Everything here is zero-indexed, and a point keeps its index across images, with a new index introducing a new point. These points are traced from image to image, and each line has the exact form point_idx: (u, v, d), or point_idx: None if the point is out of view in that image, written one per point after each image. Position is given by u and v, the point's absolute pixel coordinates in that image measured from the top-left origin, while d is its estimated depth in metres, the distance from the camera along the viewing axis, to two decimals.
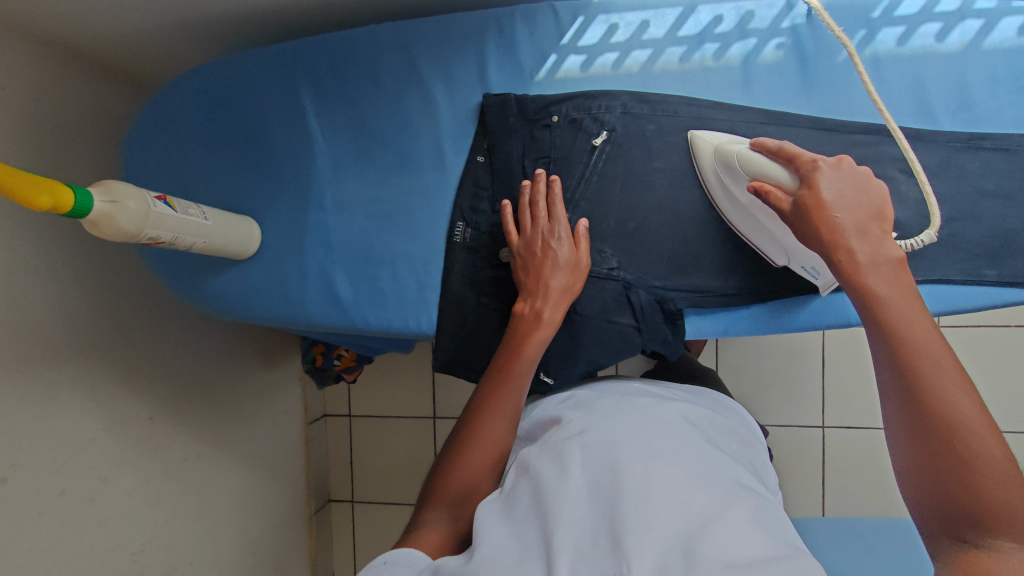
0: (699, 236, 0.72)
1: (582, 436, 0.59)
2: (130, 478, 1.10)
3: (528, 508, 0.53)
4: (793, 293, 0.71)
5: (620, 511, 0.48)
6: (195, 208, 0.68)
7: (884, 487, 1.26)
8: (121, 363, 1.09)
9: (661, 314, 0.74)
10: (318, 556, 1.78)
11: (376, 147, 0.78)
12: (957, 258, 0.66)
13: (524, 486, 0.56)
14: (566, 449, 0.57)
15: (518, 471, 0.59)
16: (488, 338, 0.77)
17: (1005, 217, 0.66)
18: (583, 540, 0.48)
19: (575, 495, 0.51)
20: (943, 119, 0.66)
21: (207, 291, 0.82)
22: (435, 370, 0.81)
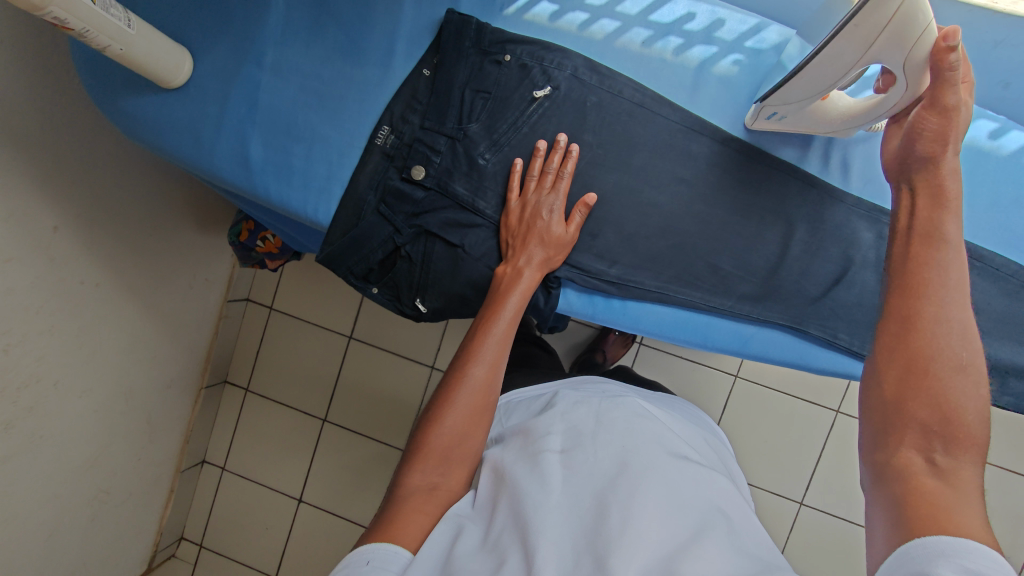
0: (601, 215, 0.73)
1: (563, 449, 0.63)
2: (15, 278, 1.06)
3: (506, 524, 0.57)
4: (661, 299, 0.73)
5: (605, 534, 0.53)
6: (118, 10, 0.66)
7: None
8: (41, 164, 1.05)
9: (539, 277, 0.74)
10: (196, 430, 1.77)
11: (330, 24, 0.77)
12: (821, 318, 0.73)
13: (501, 500, 0.60)
14: (543, 460, 0.61)
15: (495, 482, 0.63)
16: (375, 246, 0.77)
17: (870, 293, 0.72)
18: (565, 558, 0.53)
19: (554, 511, 0.56)
20: (854, 183, 0.71)
21: (122, 109, 0.79)
22: (318, 263, 0.80)
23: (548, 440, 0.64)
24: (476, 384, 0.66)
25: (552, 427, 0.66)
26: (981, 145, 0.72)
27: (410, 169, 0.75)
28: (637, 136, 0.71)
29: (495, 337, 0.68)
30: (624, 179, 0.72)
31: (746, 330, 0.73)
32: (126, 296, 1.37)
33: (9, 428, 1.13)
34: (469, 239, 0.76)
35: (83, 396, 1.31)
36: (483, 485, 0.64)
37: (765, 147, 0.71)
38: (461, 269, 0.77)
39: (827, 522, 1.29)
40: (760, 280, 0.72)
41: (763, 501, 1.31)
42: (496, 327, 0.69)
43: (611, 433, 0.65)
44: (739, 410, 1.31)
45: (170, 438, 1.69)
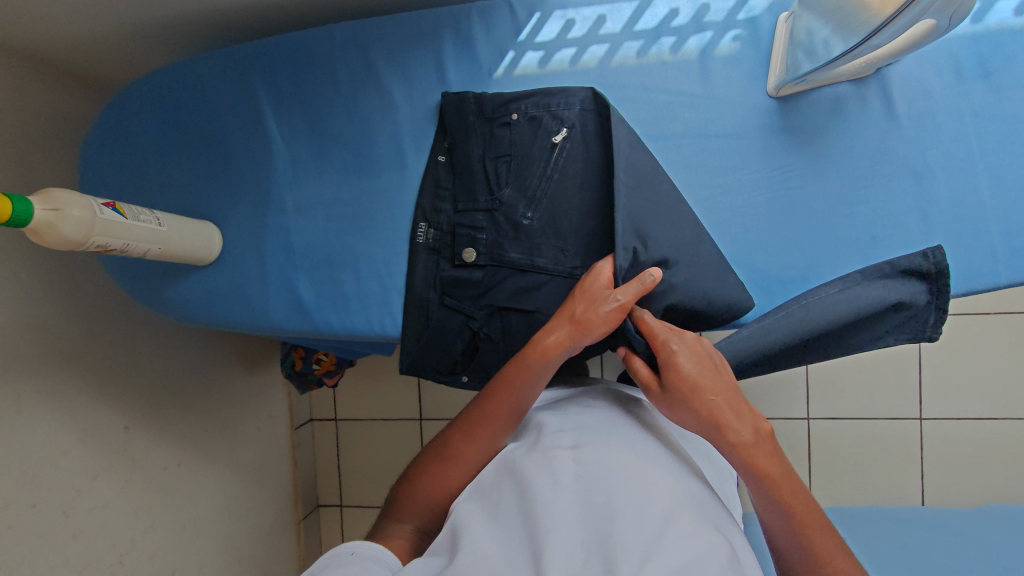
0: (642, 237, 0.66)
1: (577, 450, 0.56)
2: (105, 490, 1.07)
3: (510, 520, 0.51)
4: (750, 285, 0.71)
5: (615, 538, 0.46)
6: (147, 214, 0.67)
7: (869, 474, 1.26)
8: (94, 374, 1.07)
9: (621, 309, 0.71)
10: (307, 561, 1.76)
11: (334, 148, 0.78)
12: None
13: (509, 496, 0.54)
14: (554, 457, 0.55)
15: (503, 471, 0.57)
16: (452, 338, 0.76)
17: None
18: (573, 555, 0.47)
19: (565, 513, 0.50)
20: (900, 110, 0.66)
21: (170, 298, 0.81)
22: (402, 373, 0.80)
23: (562, 438, 0.58)
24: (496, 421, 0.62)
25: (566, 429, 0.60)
26: (1011, 27, 0.63)
27: (461, 254, 0.75)
28: (667, 136, 0.71)
29: (461, 468, 0.62)
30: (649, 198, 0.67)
31: None
32: (206, 464, 1.37)
33: None
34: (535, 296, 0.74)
35: (200, 572, 1.31)
36: (486, 484, 0.58)
37: (797, 104, 0.68)
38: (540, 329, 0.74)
39: (960, 432, 1.23)
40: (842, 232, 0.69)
41: (885, 434, 1.25)
42: (466, 468, 0.62)
43: (623, 438, 0.58)
44: None
45: None
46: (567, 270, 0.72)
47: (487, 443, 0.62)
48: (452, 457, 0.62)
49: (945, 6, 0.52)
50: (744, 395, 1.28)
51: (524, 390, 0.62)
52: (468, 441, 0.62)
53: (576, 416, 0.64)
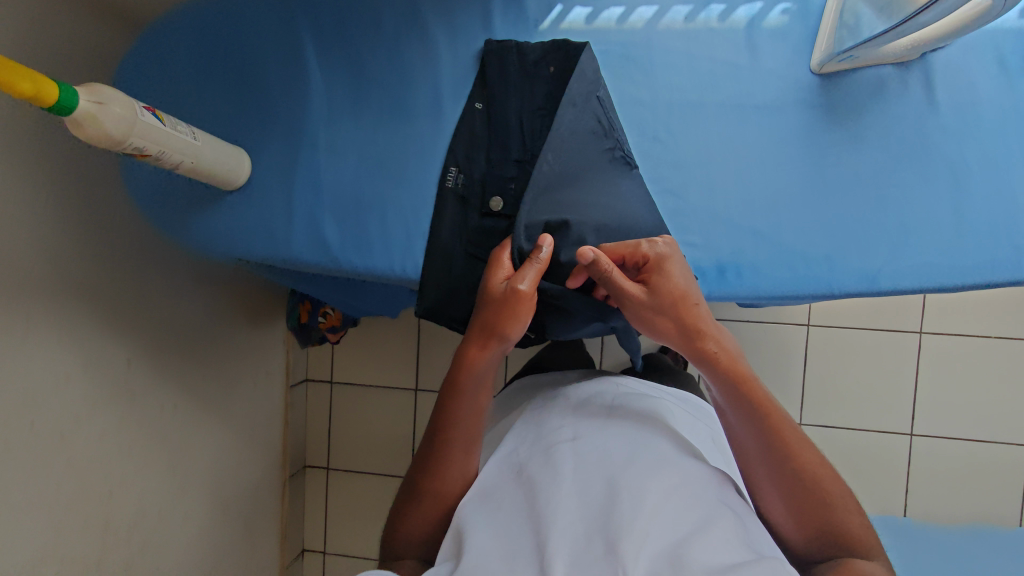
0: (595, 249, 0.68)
1: (574, 442, 0.61)
2: (103, 423, 1.06)
3: (513, 512, 0.55)
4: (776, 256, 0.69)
5: (616, 518, 0.50)
6: (183, 125, 0.67)
7: (859, 482, 1.27)
8: (102, 305, 1.04)
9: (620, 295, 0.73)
10: (290, 521, 1.76)
11: (372, 91, 0.78)
12: (953, 236, 0.66)
13: (510, 492, 0.58)
14: (556, 456, 0.59)
15: (506, 472, 0.62)
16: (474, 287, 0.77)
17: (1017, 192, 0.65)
18: (577, 540, 0.50)
19: (566, 498, 0.54)
20: (941, 98, 0.66)
21: (194, 228, 0.81)
22: (417, 317, 0.79)
23: (559, 434, 0.62)
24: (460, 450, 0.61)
25: (564, 424, 0.65)
26: None
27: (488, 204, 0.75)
28: (704, 104, 0.70)
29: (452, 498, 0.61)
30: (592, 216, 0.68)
31: (872, 266, 0.68)
32: (201, 410, 1.37)
33: (127, 568, 1.15)
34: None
35: (185, 518, 1.31)
36: (487, 480, 0.62)
37: (840, 83, 0.68)
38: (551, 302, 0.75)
39: (951, 449, 1.24)
40: (876, 212, 0.67)
41: (877, 444, 1.26)
42: (449, 495, 0.61)
43: (620, 428, 0.63)
44: (835, 360, 1.26)
45: (268, 537, 1.67)
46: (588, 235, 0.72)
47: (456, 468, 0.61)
48: (436, 495, 0.61)
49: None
50: None
51: (466, 405, 0.61)
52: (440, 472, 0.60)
53: (580, 408, 0.68)
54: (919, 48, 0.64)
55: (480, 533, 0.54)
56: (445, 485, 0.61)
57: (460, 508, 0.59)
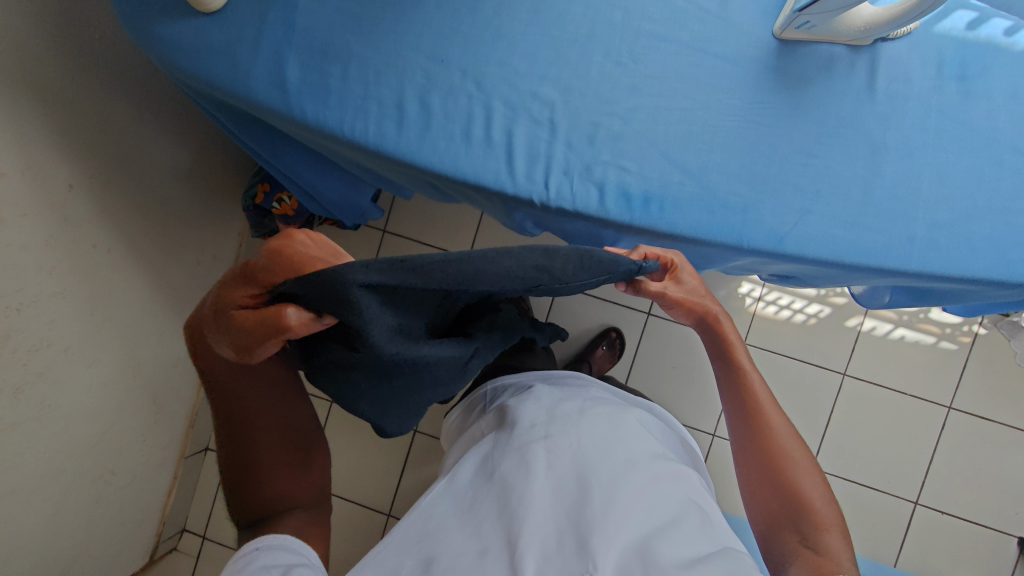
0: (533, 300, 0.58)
1: (546, 440, 0.69)
2: (30, 234, 0.97)
3: (490, 511, 0.63)
4: (697, 201, 0.73)
5: (585, 519, 0.59)
6: None
7: None
8: (59, 110, 0.98)
9: (540, 200, 0.75)
10: (200, 415, 1.67)
11: None
12: (870, 214, 0.70)
13: (487, 487, 0.66)
14: (532, 453, 0.67)
15: (482, 472, 0.69)
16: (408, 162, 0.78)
17: (939, 184, 0.69)
18: (550, 539, 0.59)
19: (539, 498, 0.62)
20: (880, 85, 0.71)
21: (160, 35, 0.81)
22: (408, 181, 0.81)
23: (533, 432, 0.70)
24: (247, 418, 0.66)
25: (536, 420, 0.72)
26: (996, 43, 0.69)
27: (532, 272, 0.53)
28: (671, 40, 0.74)
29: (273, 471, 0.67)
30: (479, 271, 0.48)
31: (781, 227, 0.71)
32: (137, 265, 1.27)
33: (18, 395, 1.01)
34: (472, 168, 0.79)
35: (92, 369, 1.19)
36: (464, 480, 0.70)
37: (796, 49, 0.72)
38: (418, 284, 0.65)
39: None
40: (801, 175, 0.71)
41: None
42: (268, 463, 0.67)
43: (591, 428, 0.71)
44: None
45: (173, 425, 1.58)
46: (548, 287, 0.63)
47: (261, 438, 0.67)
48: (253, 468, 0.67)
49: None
50: None
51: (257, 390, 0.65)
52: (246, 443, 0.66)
53: (551, 406, 0.75)
54: (880, 27, 0.67)
55: (460, 530, 0.62)
56: (259, 455, 0.67)
57: (440, 504, 0.68)
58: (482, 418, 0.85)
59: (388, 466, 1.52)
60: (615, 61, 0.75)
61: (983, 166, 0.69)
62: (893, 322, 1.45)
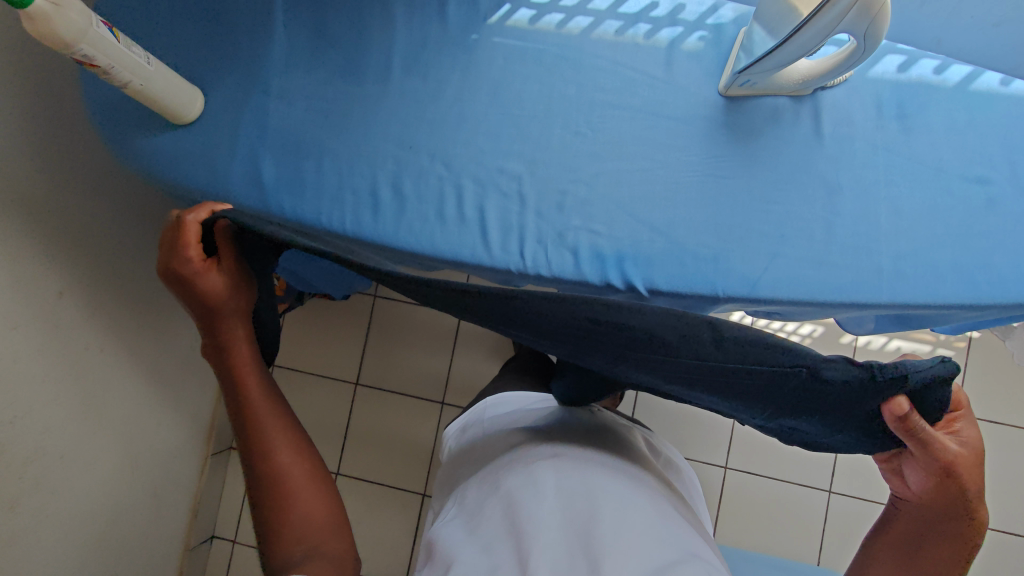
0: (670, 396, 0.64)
1: (556, 459, 0.64)
2: (20, 346, 0.97)
3: (498, 529, 0.57)
4: (671, 253, 0.75)
5: (598, 542, 0.53)
6: (139, 51, 0.73)
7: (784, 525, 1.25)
8: (45, 221, 1.00)
9: (520, 266, 0.77)
10: (200, 506, 1.59)
11: (329, 50, 0.84)
12: (835, 252, 0.72)
13: (492, 506, 0.61)
14: (539, 472, 0.62)
15: (488, 484, 0.65)
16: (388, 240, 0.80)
17: (895, 219, 0.72)
18: (559, 561, 0.52)
19: (548, 517, 0.56)
20: (825, 130, 0.74)
21: (137, 147, 0.85)
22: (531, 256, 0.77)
23: (541, 455, 0.65)
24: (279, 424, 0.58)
25: (545, 447, 0.67)
26: (928, 81, 0.73)
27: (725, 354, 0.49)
28: (623, 107, 0.78)
29: (295, 479, 0.57)
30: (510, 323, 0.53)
31: (753, 273, 0.73)
32: (128, 361, 1.27)
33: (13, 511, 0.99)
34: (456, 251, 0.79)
35: (86, 474, 1.16)
36: (465, 506, 0.65)
37: (742, 104, 0.76)
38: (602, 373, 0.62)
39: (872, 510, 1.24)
40: (764, 223, 0.74)
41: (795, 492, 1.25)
42: (290, 472, 0.57)
43: (598, 457, 0.66)
44: None
45: (173, 521, 1.50)
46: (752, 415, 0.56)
47: (271, 437, 0.57)
48: (269, 476, 0.56)
49: (869, 5, 0.59)
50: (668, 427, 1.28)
51: (267, 387, 0.60)
52: (254, 444, 0.57)
53: (559, 437, 0.70)
54: (816, 81, 0.71)
55: (466, 556, 0.56)
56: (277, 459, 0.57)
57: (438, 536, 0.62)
58: (491, 446, 0.78)
59: (397, 539, 1.48)
60: (583, 135, 0.79)
61: (934, 197, 0.72)
62: (887, 337, 1.46)
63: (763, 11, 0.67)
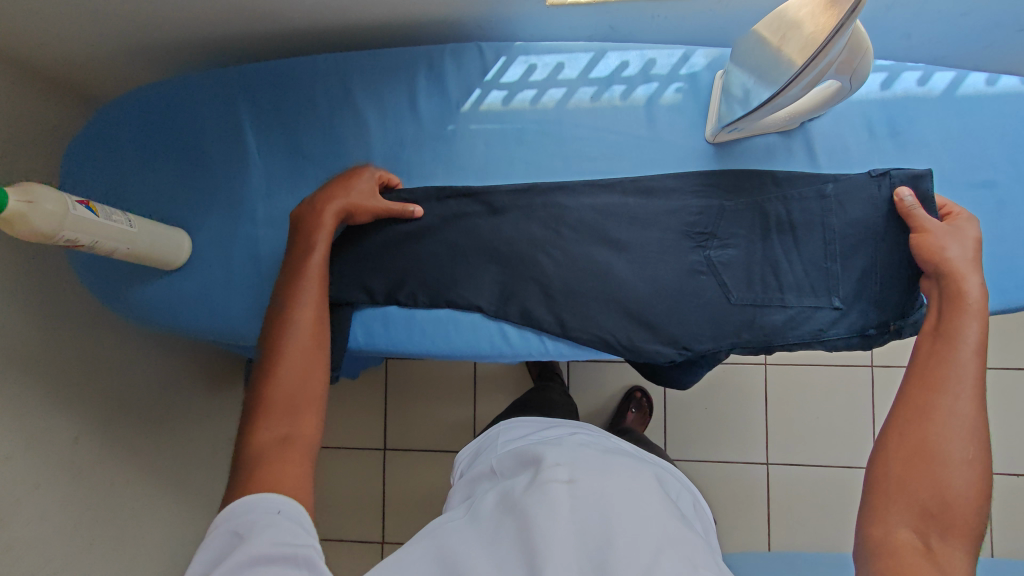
0: (756, 307, 0.73)
1: (570, 480, 0.59)
2: None
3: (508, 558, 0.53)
4: (688, 308, 0.74)
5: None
6: (118, 215, 0.71)
7: (841, 519, 1.24)
8: None
9: (556, 331, 0.76)
10: None
11: (307, 166, 0.82)
12: (852, 284, 0.71)
13: (506, 531, 0.56)
14: (552, 491, 0.57)
15: (504, 502, 0.60)
16: (400, 345, 0.79)
17: None
18: None
19: (562, 549, 0.52)
20: (821, 161, 0.73)
21: (133, 300, 0.84)
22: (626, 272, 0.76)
23: (556, 471, 0.60)
24: (295, 388, 0.60)
25: (560, 459, 0.62)
26: (914, 93, 0.72)
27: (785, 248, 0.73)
28: (614, 171, 0.77)
29: (301, 441, 0.57)
30: (610, 250, 0.76)
31: (775, 319, 0.72)
32: None
33: None
34: (555, 260, 0.76)
35: None
36: (477, 518, 0.60)
37: (732, 149, 0.75)
38: (654, 309, 0.74)
39: None
40: (772, 260, 0.73)
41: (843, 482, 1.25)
42: (274, 445, 0.56)
43: (615, 476, 0.61)
44: (794, 400, 1.27)
45: None
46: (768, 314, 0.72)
47: (293, 375, 0.60)
48: (288, 403, 0.59)
49: (843, 69, 0.59)
50: (703, 436, 1.28)
51: (298, 353, 0.62)
52: (278, 379, 0.60)
53: (570, 450, 0.66)
54: (801, 116, 0.70)
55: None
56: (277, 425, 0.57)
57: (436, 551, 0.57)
58: (492, 455, 0.74)
59: None
60: (585, 201, 0.76)
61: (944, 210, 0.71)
62: None
63: (740, 57, 0.67)
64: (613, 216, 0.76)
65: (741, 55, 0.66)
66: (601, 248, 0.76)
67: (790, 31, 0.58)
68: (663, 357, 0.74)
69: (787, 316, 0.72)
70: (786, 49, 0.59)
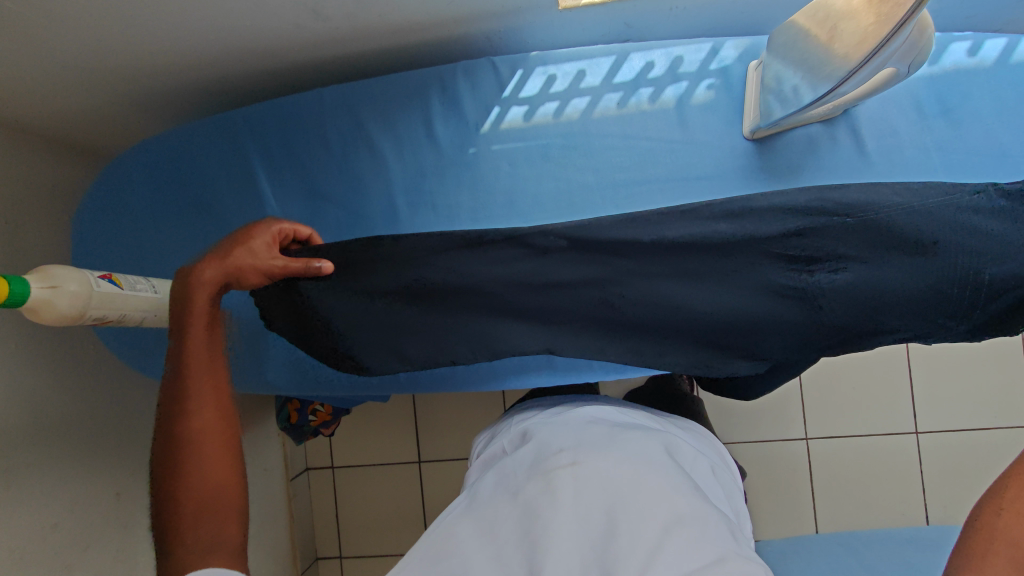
0: (858, 336, 0.61)
1: (573, 464, 0.56)
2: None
3: (511, 542, 0.52)
4: (770, 336, 0.63)
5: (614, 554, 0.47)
6: (143, 282, 0.67)
7: (905, 493, 1.21)
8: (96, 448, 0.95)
9: (621, 360, 0.68)
10: None
11: (327, 204, 0.79)
12: None
13: (509, 516, 0.54)
14: (555, 479, 0.54)
15: (505, 488, 0.57)
16: (445, 376, 0.77)
17: None
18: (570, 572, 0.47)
19: (564, 532, 0.50)
20: (870, 145, 0.69)
21: (167, 363, 0.82)
22: (726, 281, 0.61)
23: (559, 455, 0.57)
24: (213, 473, 0.55)
25: (565, 444, 0.59)
26: (965, 66, 0.69)
27: (917, 253, 0.57)
28: (650, 179, 0.73)
29: (224, 545, 0.54)
30: (684, 283, 0.62)
31: None
32: None
33: None
34: (623, 300, 0.63)
35: None
36: (478, 501, 0.58)
37: (774, 146, 0.71)
38: (737, 338, 0.63)
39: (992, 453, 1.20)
40: (896, 275, 0.57)
41: (906, 456, 1.21)
42: (194, 549, 0.53)
43: (621, 453, 0.57)
44: (845, 380, 1.22)
45: None
46: (878, 328, 0.60)
47: (206, 471, 0.55)
48: (204, 506, 0.54)
49: (900, 62, 0.57)
50: (752, 426, 1.24)
51: (213, 438, 0.56)
52: (188, 476, 0.54)
53: (577, 431, 0.63)
54: (832, 111, 0.67)
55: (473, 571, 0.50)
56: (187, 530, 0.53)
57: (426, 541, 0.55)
58: (505, 435, 0.72)
59: None
60: (655, 227, 0.60)
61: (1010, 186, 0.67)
62: None
63: (780, 49, 0.64)
64: (691, 245, 0.60)
65: (783, 51, 0.64)
66: (676, 281, 0.62)
67: (842, 18, 0.57)
68: (737, 375, 0.65)
69: (890, 341, 0.61)
70: (838, 42, 0.57)
